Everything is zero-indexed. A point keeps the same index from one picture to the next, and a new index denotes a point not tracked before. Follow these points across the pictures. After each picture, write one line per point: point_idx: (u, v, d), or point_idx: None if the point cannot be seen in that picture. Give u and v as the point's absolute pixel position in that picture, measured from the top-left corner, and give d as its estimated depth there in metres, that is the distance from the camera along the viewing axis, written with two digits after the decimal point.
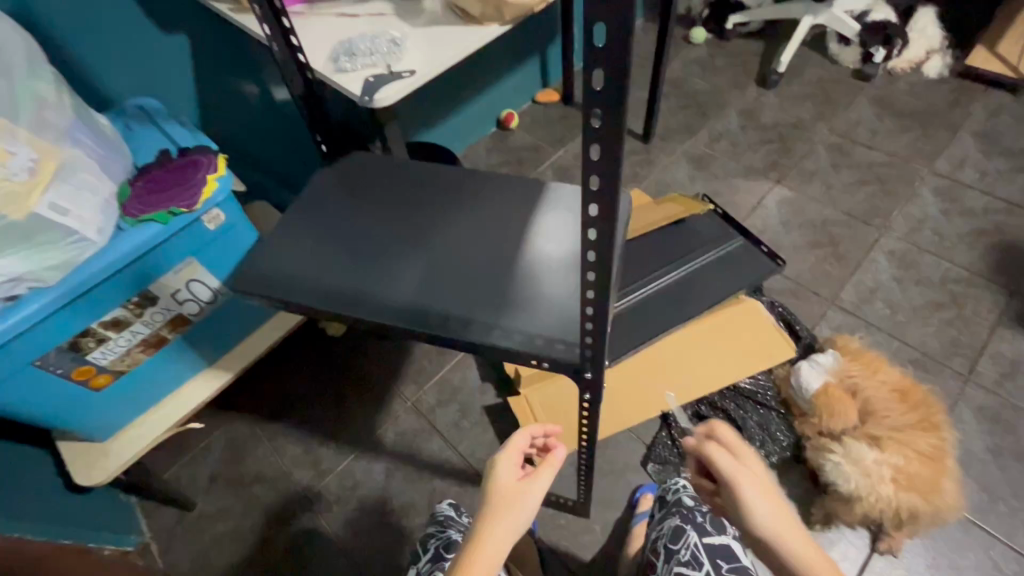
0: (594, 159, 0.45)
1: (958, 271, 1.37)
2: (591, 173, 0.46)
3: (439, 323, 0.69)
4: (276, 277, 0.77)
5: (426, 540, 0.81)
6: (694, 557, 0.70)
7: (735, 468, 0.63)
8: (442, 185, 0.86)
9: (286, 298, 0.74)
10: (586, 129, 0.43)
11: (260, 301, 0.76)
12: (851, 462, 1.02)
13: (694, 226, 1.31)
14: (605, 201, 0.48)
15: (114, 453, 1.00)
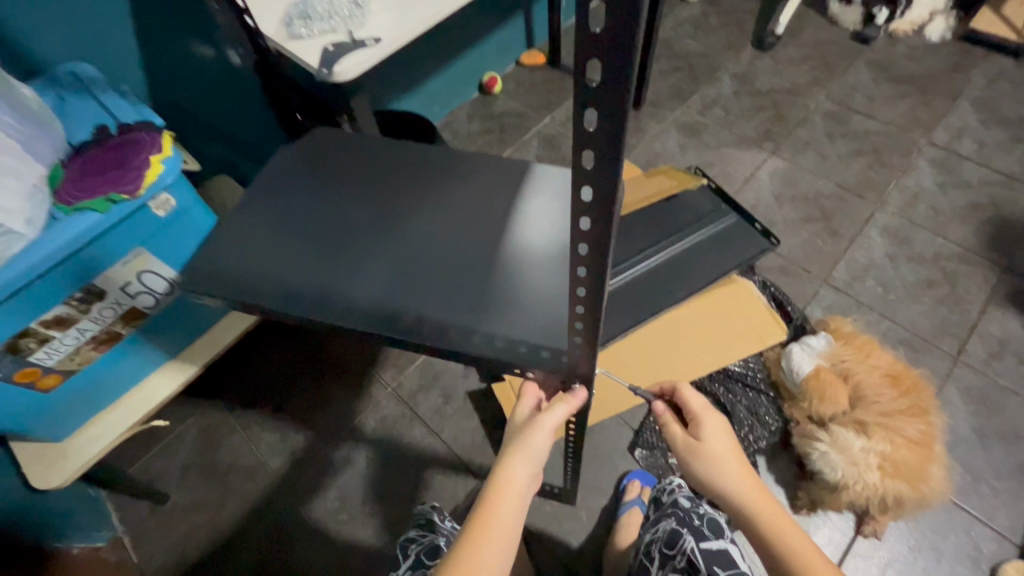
0: (588, 167, 0.38)
1: (952, 247, 1.34)
2: (582, 183, 0.39)
3: (413, 328, 0.63)
4: (231, 273, 0.69)
5: (407, 546, 0.79)
6: (689, 564, 0.65)
7: (684, 439, 0.65)
8: (416, 167, 0.78)
9: (241, 298, 0.67)
10: (577, 132, 0.36)
11: (213, 301, 0.68)
12: (835, 450, 1.01)
13: (685, 202, 1.25)
14: (601, 217, 0.41)
15: (71, 455, 0.93)
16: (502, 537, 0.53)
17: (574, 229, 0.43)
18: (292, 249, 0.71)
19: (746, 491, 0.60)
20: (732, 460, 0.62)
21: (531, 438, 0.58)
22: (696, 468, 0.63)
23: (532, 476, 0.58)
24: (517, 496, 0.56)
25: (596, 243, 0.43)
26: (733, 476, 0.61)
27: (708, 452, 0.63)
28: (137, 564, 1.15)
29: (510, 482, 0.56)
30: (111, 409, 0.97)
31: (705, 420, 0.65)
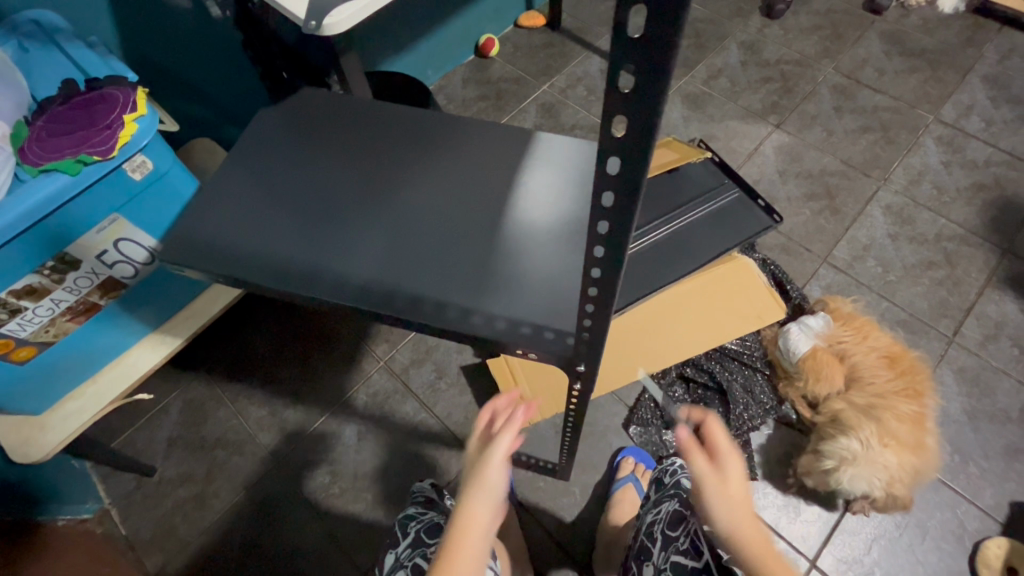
0: (617, 136, 0.34)
1: (954, 228, 1.32)
2: (608, 155, 0.36)
3: (408, 305, 0.59)
4: (212, 244, 0.65)
5: (406, 524, 0.78)
6: (692, 543, 0.64)
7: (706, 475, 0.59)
8: (411, 135, 0.73)
9: (223, 270, 0.63)
10: (610, 95, 0.32)
11: (194, 273, 0.64)
12: (850, 462, 0.98)
13: (688, 176, 1.21)
14: (625, 192, 0.37)
15: (51, 430, 0.90)
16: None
17: (595, 205, 0.40)
18: (279, 221, 0.66)
19: (755, 537, 0.56)
20: (744, 505, 0.58)
21: (492, 474, 0.57)
22: (711, 508, 0.58)
23: (495, 511, 0.57)
24: (482, 534, 0.56)
25: (617, 221, 0.40)
26: (745, 521, 0.57)
27: (728, 496, 0.58)
28: (125, 537, 1.13)
29: (474, 522, 0.55)
30: (91, 382, 0.93)
31: (728, 460, 0.60)
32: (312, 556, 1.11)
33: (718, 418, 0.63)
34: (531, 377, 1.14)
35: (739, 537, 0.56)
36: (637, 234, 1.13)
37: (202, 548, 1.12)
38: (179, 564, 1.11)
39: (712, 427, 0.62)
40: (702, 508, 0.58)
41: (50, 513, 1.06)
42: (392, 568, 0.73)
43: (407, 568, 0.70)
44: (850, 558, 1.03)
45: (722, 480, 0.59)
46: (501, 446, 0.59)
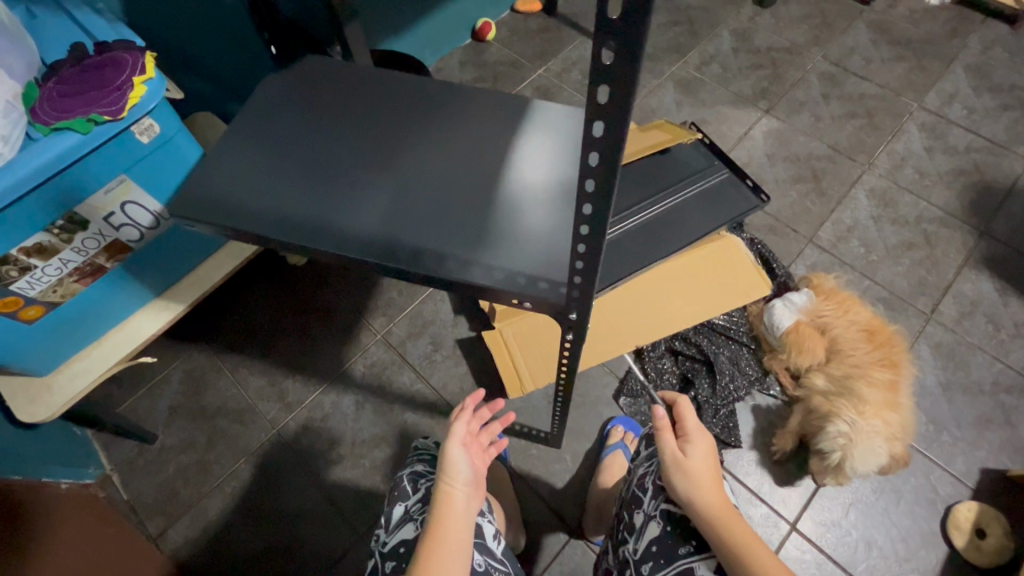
0: (607, 63, 0.37)
1: (934, 211, 1.37)
2: (599, 81, 0.38)
3: (410, 257, 0.63)
4: (221, 200, 0.68)
5: (416, 480, 0.76)
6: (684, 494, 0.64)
7: (670, 450, 0.64)
8: (412, 100, 0.76)
9: (232, 224, 0.66)
10: (600, 19, 0.35)
11: (203, 227, 0.67)
12: (850, 446, 1.01)
13: (677, 157, 1.24)
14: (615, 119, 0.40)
15: (57, 390, 0.93)
16: (455, 556, 0.58)
17: (586, 134, 0.42)
18: (285, 180, 0.69)
19: (717, 502, 0.60)
20: (706, 473, 0.62)
21: (457, 460, 0.63)
22: (675, 477, 0.62)
23: (470, 492, 0.63)
24: (461, 513, 0.61)
25: (606, 150, 0.42)
26: (707, 486, 0.61)
27: (690, 464, 0.62)
28: (126, 501, 1.15)
29: (453, 507, 0.61)
30: (95, 346, 0.96)
31: (695, 439, 0.65)
32: (312, 519, 1.14)
33: (687, 402, 0.70)
34: (524, 348, 1.17)
35: (701, 503, 0.60)
36: (616, 219, 1.16)
37: (202, 513, 1.15)
38: (181, 528, 1.13)
39: (683, 412, 0.67)
40: (667, 478, 0.63)
41: (80, 476, 1.10)
42: (400, 519, 0.72)
43: (417, 520, 0.70)
44: (827, 522, 1.08)
45: (687, 453, 0.63)
46: (460, 430, 0.66)
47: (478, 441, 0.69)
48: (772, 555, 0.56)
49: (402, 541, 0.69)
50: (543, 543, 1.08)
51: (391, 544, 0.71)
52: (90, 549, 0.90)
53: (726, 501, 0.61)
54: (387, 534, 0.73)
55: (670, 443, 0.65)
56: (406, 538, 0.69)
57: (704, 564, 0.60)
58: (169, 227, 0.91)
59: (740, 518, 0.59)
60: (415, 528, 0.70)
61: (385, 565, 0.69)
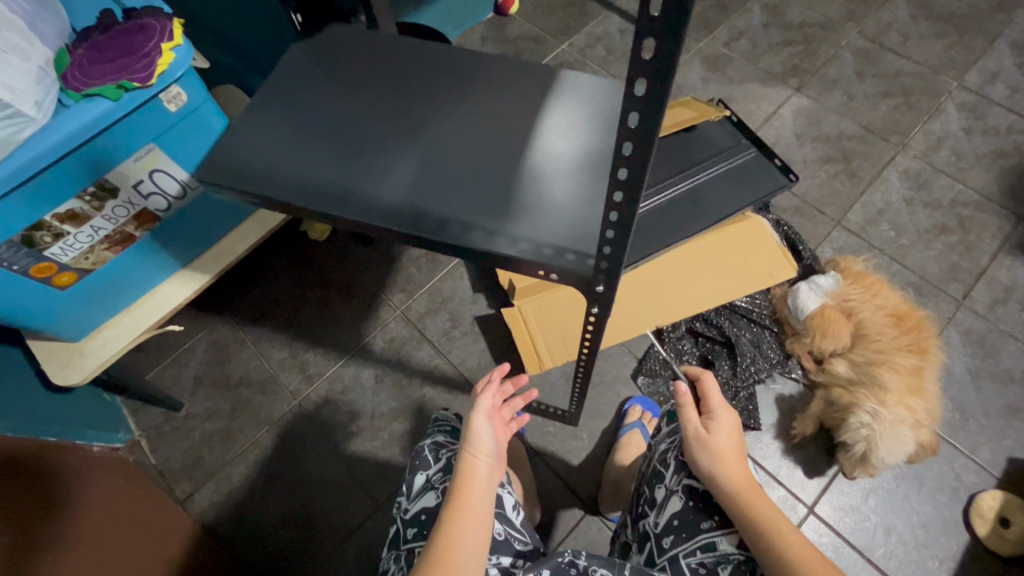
0: (655, 14, 0.34)
1: (970, 194, 1.32)
2: (644, 34, 0.36)
3: (436, 226, 0.62)
4: (248, 166, 0.68)
5: (437, 449, 0.75)
6: None
7: (694, 427, 0.63)
8: (436, 70, 0.76)
9: (259, 191, 0.66)
10: None
11: (231, 195, 0.67)
12: (874, 439, 0.99)
13: (704, 135, 1.21)
14: (658, 75, 0.37)
15: (88, 355, 0.95)
16: (478, 522, 0.58)
17: (626, 93, 0.39)
18: (311, 148, 0.69)
19: (741, 480, 0.59)
20: (730, 449, 0.62)
21: (481, 432, 0.64)
22: (698, 453, 0.62)
23: (493, 464, 0.63)
24: (484, 484, 0.61)
25: (647, 110, 0.40)
26: (731, 461, 0.61)
27: (714, 441, 0.62)
28: (155, 466, 1.19)
29: (476, 475, 0.61)
30: (125, 314, 0.98)
31: (719, 416, 0.64)
32: (331, 488, 1.17)
33: (711, 376, 0.69)
34: (543, 325, 1.17)
35: (726, 480, 0.60)
36: (648, 193, 1.14)
37: (226, 478, 1.18)
38: (206, 493, 1.17)
39: (708, 389, 0.67)
40: (689, 453, 0.63)
41: (116, 437, 1.15)
42: (422, 488, 0.72)
43: (439, 489, 0.70)
44: (845, 507, 1.07)
45: (710, 429, 0.63)
46: (485, 403, 0.66)
47: (501, 414, 0.69)
48: (795, 529, 0.56)
49: (424, 509, 0.69)
50: (559, 519, 1.09)
51: (413, 511, 0.70)
52: (122, 508, 0.93)
53: (748, 475, 0.61)
54: (408, 502, 0.72)
55: (694, 419, 0.64)
56: (427, 507, 0.69)
57: (726, 539, 0.60)
58: (196, 196, 0.92)
59: (763, 492, 0.59)
60: (436, 497, 0.70)
61: (407, 532, 0.69)
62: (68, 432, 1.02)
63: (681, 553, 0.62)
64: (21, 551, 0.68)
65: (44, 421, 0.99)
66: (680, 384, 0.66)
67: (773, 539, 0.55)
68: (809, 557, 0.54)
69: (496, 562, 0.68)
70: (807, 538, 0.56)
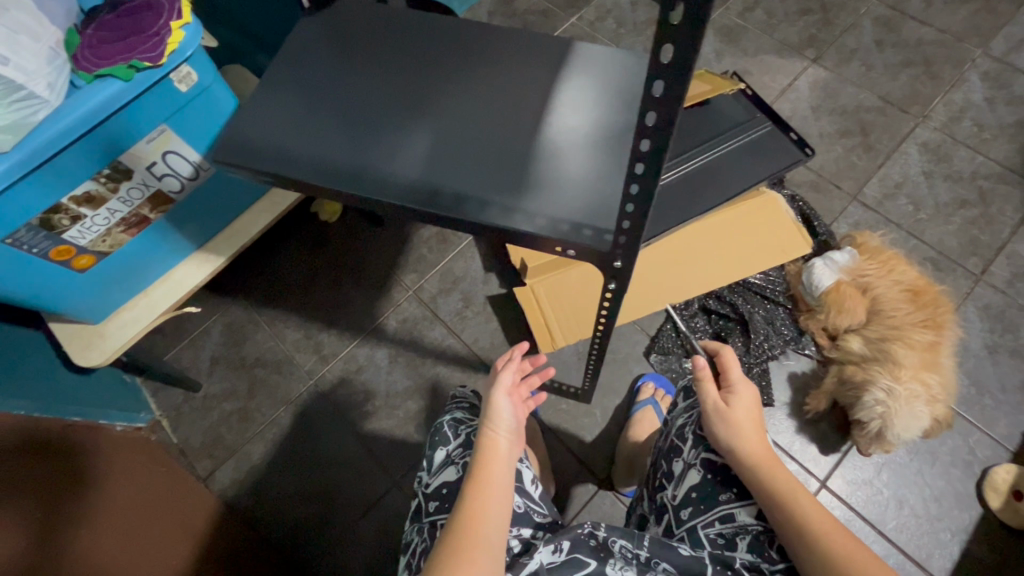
0: None
1: (992, 166, 1.29)
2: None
3: (452, 203, 0.62)
4: (261, 145, 0.68)
5: (456, 425, 0.76)
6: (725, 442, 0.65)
7: (713, 401, 0.64)
8: (447, 44, 0.75)
9: (274, 171, 0.66)
10: None
11: (246, 175, 0.67)
12: (889, 415, 0.99)
13: (719, 108, 1.18)
14: (687, 37, 0.36)
15: (109, 336, 0.97)
16: (499, 497, 0.59)
17: (651, 61, 0.38)
18: (326, 125, 0.69)
19: (760, 451, 0.60)
20: (749, 422, 0.63)
21: (501, 408, 0.65)
22: (716, 425, 0.63)
23: (512, 440, 0.65)
24: (504, 459, 0.62)
25: (673, 77, 0.38)
26: (749, 433, 0.62)
27: (732, 413, 0.63)
28: (177, 444, 1.22)
29: (497, 450, 0.63)
30: (143, 296, 1.00)
31: (738, 390, 0.66)
32: (349, 465, 1.19)
33: (731, 354, 0.71)
34: (556, 304, 1.17)
35: (744, 451, 0.60)
36: (673, 162, 1.13)
37: (246, 455, 1.21)
38: (227, 470, 1.20)
39: (728, 364, 0.68)
40: (708, 426, 0.64)
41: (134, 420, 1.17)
42: (442, 463, 0.73)
43: (459, 464, 0.71)
44: (858, 481, 1.08)
45: (730, 403, 0.64)
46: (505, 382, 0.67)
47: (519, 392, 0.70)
48: (814, 501, 0.56)
49: (446, 483, 0.70)
50: (573, 494, 1.11)
51: (434, 485, 0.71)
52: (145, 486, 0.94)
53: (767, 448, 0.61)
54: (429, 477, 0.73)
55: (712, 392, 0.66)
56: (448, 481, 0.70)
57: (745, 510, 0.61)
58: (209, 178, 0.92)
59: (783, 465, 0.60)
60: (457, 471, 0.71)
61: (429, 506, 0.70)
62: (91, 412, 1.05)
63: (700, 524, 0.63)
64: (50, 519, 0.71)
65: (69, 401, 1.01)
66: (698, 359, 0.68)
67: (791, 509, 0.55)
68: (829, 527, 0.54)
69: (516, 534, 0.69)
70: (827, 510, 0.56)
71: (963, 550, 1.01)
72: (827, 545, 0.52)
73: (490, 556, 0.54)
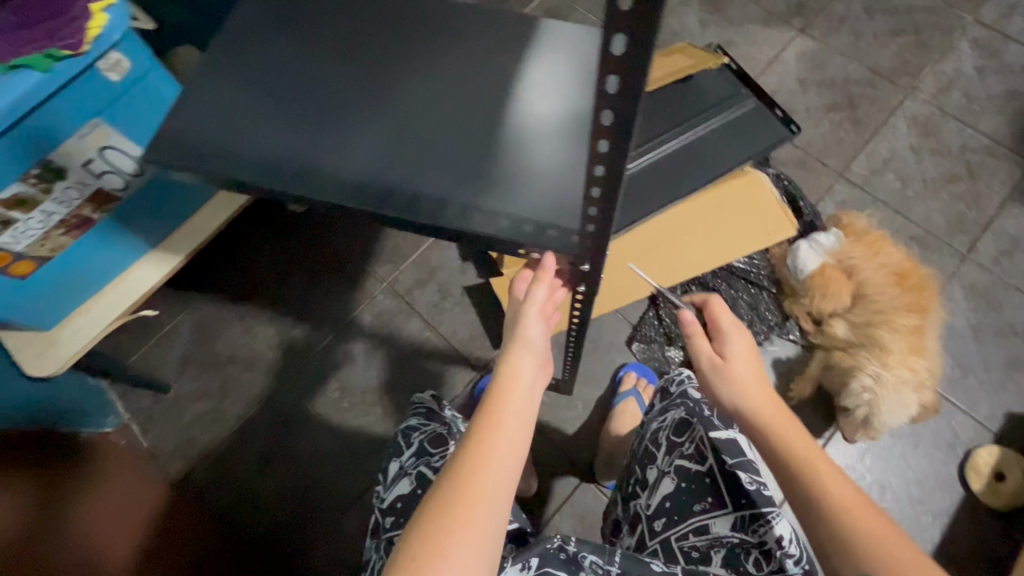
0: None
1: (980, 139, 1.25)
2: None
3: (407, 205, 0.58)
4: (197, 141, 0.62)
5: (408, 434, 0.73)
6: (697, 450, 0.63)
7: (710, 355, 0.63)
8: (399, 20, 0.68)
9: (213, 172, 0.61)
10: None
11: (183, 174, 0.62)
12: (875, 402, 0.98)
13: (702, 84, 1.11)
14: (640, 22, 0.30)
15: (62, 344, 0.92)
16: (518, 426, 0.50)
17: (602, 51, 0.32)
18: (270, 116, 0.63)
19: (763, 404, 0.59)
20: (752, 379, 0.61)
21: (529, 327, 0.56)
22: (717, 383, 0.62)
23: (539, 365, 0.55)
24: (526, 385, 0.53)
25: (629, 69, 0.33)
26: (753, 390, 0.60)
27: (730, 367, 0.62)
28: (147, 449, 1.17)
29: (514, 383, 0.52)
30: (95, 300, 0.94)
31: (733, 339, 0.64)
32: (327, 464, 1.16)
33: (719, 300, 0.68)
34: None
35: (745, 404, 0.60)
36: (635, 154, 1.07)
37: (221, 457, 1.17)
38: (201, 473, 1.16)
39: (716, 312, 0.66)
40: (707, 383, 0.63)
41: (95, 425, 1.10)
42: (396, 475, 0.70)
43: (413, 475, 0.68)
44: (842, 466, 1.07)
45: (725, 356, 0.63)
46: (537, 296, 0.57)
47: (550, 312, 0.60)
48: (834, 470, 0.53)
49: (400, 497, 0.67)
50: (555, 487, 1.09)
51: (388, 500, 0.68)
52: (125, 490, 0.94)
53: (779, 407, 0.59)
54: (385, 491, 0.70)
55: (706, 347, 0.64)
56: (403, 494, 0.67)
57: (719, 521, 0.60)
58: (155, 175, 0.86)
59: (798, 429, 0.57)
60: (411, 483, 0.68)
61: (385, 522, 0.67)
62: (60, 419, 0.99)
63: (673, 535, 0.62)
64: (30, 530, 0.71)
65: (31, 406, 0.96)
66: (685, 313, 0.67)
67: (807, 478, 0.52)
68: (849, 500, 0.50)
69: None
70: (848, 480, 0.52)
71: (945, 532, 1.01)
72: (846, 522, 0.49)
73: (498, 488, 0.46)
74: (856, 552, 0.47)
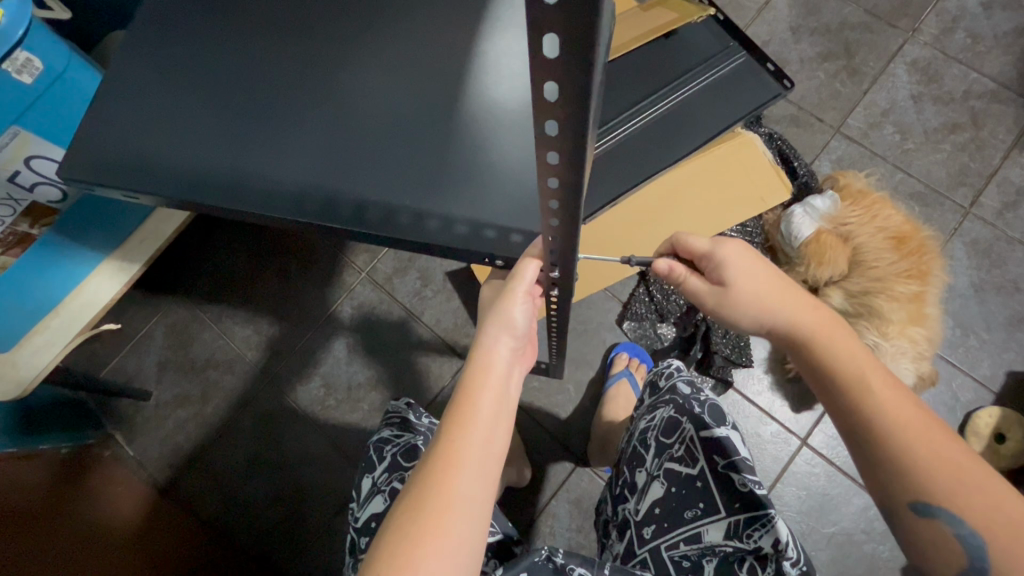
0: None
1: (985, 83, 1.17)
2: None
3: (370, 218, 0.60)
4: (151, 163, 0.62)
5: (381, 448, 0.70)
6: (687, 453, 0.61)
7: (710, 289, 0.59)
8: (344, 8, 0.65)
9: (172, 193, 0.61)
10: None
11: (147, 199, 0.63)
12: None
13: (687, 40, 1.02)
14: (574, 25, 0.25)
15: (23, 365, 0.86)
16: (495, 422, 0.45)
17: (534, 56, 0.27)
18: (219, 127, 0.62)
19: (790, 318, 0.54)
20: (766, 295, 0.56)
21: (514, 309, 0.50)
22: (731, 311, 0.58)
23: (517, 350, 0.50)
24: (503, 376, 0.48)
25: (570, 78, 0.28)
26: (775, 304, 0.55)
27: (736, 289, 0.57)
28: (134, 458, 1.15)
29: (487, 378, 0.47)
30: (53, 316, 0.87)
31: (723, 256, 0.58)
32: (317, 463, 1.14)
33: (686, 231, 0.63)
34: None
35: (770, 320, 0.55)
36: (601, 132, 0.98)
37: (208, 462, 1.15)
38: (191, 478, 1.14)
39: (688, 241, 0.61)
40: (720, 314, 0.59)
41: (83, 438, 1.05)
42: (370, 493, 0.66)
43: (386, 493, 0.64)
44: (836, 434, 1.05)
45: (729, 278, 0.57)
46: (524, 279, 0.51)
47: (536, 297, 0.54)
48: (888, 382, 0.48)
49: (374, 516, 0.64)
50: (549, 474, 1.07)
51: (362, 519, 0.65)
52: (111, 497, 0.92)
53: (814, 313, 0.54)
54: (359, 508, 0.67)
55: (699, 282, 0.60)
56: (376, 513, 0.64)
57: (713, 528, 0.57)
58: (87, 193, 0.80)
59: (845, 336, 0.52)
60: (384, 500, 0.64)
61: (360, 541, 0.64)
62: (39, 431, 0.94)
63: (663, 545, 0.59)
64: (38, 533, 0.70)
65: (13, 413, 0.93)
66: (661, 262, 0.63)
67: (857, 394, 0.48)
68: (907, 417, 0.46)
69: None
70: (904, 391, 0.48)
71: None
72: (904, 444, 0.45)
73: (472, 494, 0.42)
74: (914, 475, 0.44)
